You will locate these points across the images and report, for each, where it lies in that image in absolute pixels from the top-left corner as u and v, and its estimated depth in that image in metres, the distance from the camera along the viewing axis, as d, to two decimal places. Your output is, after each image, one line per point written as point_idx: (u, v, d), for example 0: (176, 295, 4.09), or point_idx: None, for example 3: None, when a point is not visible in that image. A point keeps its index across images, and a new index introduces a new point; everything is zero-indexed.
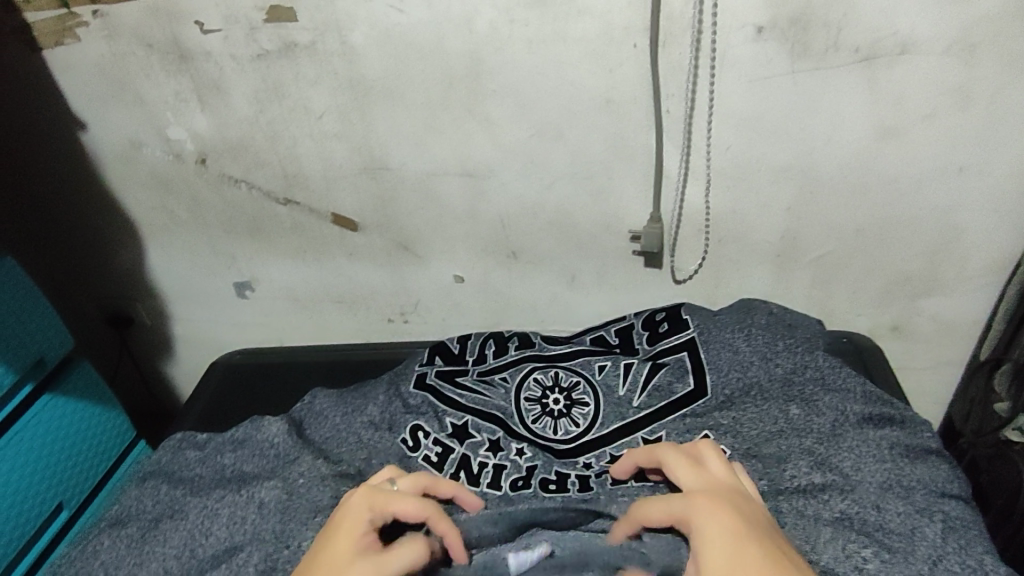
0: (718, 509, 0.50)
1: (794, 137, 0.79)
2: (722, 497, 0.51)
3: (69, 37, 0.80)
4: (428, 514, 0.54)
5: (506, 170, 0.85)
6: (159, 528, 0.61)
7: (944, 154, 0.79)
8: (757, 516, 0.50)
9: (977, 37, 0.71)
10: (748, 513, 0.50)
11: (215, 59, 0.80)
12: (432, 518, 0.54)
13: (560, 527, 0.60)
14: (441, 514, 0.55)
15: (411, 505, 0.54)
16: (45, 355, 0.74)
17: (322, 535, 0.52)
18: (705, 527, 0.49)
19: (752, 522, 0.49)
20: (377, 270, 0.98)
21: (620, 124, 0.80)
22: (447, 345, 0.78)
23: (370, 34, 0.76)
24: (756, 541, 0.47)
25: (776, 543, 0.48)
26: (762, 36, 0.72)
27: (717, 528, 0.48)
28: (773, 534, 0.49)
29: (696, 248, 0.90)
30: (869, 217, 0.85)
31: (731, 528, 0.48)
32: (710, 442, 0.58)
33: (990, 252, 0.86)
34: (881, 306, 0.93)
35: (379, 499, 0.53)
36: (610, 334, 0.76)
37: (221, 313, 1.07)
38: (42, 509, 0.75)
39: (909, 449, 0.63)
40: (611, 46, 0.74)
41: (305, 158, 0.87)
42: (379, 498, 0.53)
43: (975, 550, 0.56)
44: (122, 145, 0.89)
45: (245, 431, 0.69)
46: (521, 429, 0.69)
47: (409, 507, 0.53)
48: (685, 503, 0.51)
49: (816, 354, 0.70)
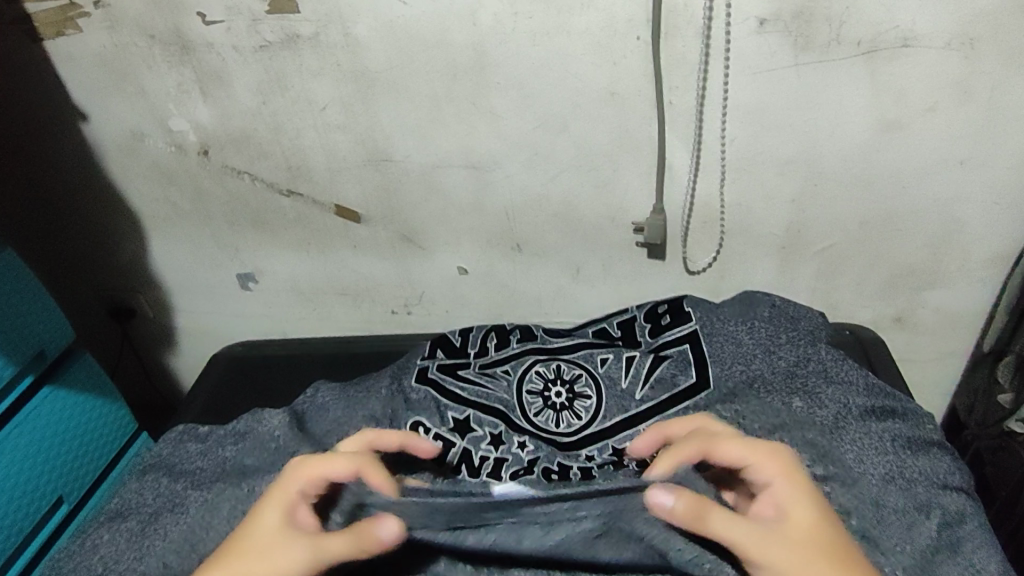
0: (799, 471, 0.53)
1: (799, 129, 0.79)
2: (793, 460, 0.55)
3: (71, 28, 0.80)
4: (356, 468, 0.54)
5: (510, 162, 0.85)
6: (159, 523, 0.62)
7: (948, 147, 0.79)
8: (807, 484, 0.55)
9: (978, 31, 0.71)
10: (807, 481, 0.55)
11: (218, 50, 0.80)
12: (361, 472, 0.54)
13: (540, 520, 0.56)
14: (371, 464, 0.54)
15: (339, 466, 0.53)
16: (45, 346, 0.74)
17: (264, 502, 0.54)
18: (797, 483, 0.52)
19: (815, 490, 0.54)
20: (382, 261, 0.98)
21: (624, 116, 0.79)
22: (448, 338, 0.77)
23: (373, 26, 0.76)
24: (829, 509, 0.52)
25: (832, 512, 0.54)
26: (764, 29, 0.72)
27: (805, 488, 0.52)
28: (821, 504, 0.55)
29: (711, 242, 0.90)
30: (874, 209, 0.85)
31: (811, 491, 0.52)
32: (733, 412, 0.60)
33: (994, 245, 0.86)
34: (885, 298, 0.93)
35: (307, 470, 0.53)
36: (613, 326, 0.76)
37: (225, 305, 1.07)
38: (41, 504, 0.76)
39: (913, 440, 0.64)
40: (614, 39, 0.74)
41: (309, 150, 0.87)
42: (305, 467, 0.54)
43: (967, 547, 0.57)
44: (124, 136, 0.89)
45: (246, 424, 0.70)
46: (524, 422, 0.69)
47: (336, 469, 0.53)
48: (771, 454, 0.53)
49: (819, 347, 0.70)
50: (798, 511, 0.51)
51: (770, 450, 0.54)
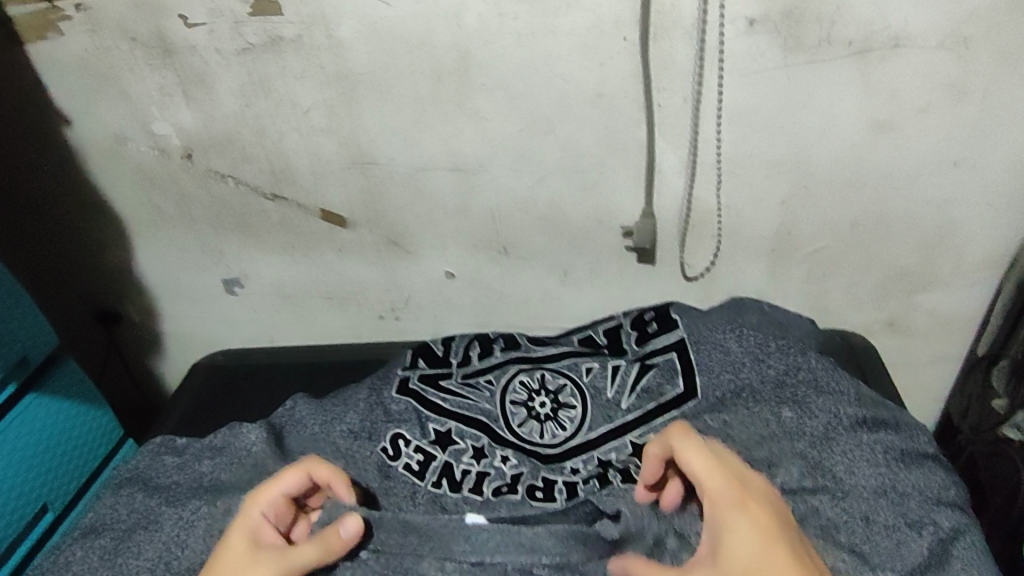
0: (752, 504, 0.52)
1: (789, 131, 0.77)
2: (755, 489, 0.53)
3: (51, 30, 0.79)
4: (307, 470, 0.57)
5: (497, 164, 0.84)
6: (132, 540, 0.61)
7: (940, 149, 0.78)
8: (783, 512, 0.53)
9: (970, 31, 0.69)
10: (779, 511, 0.52)
11: (200, 52, 0.78)
12: (312, 474, 0.57)
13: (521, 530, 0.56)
14: (319, 465, 0.58)
15: (290, 476, 0.57)
16: (28, 354, 0.73)
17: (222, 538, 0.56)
18: (738, 515, 0.51)
19: (782, 520, 0.52)
20: (368, 266, 0.97)
21: (612, 118, 0.78)
22: (430, 347, 0.76)
23: (357, 27, 0.75)
24: (786, 543, 0.50)
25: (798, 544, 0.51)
26: (753, 29, 0.71)
27: (750, 520, 0.51)
28: (797, 534, 0.52)
29: (707, 247, 0.89)
30: (866, 211, 0.83)
31: (763, 524, 0.51)
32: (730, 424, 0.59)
33: (986, 247, 0.85)
34: (877, 301, 0.92)
35: (262, 492, 0.56)
36: (599, 334, 0.75)
37: (210, 310, 1.06)
38: (23, 513, 0.74)
39: (905, 453, 0.63)
40: (602, 39, 0.73)
41: (293, 154, 0.86)
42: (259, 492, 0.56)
43: (951, 568, 0.56)
44: (106, 140, 0.88)
45: (224, 437, 0.68)
46: (507, 434, 0.68)
47: (290, 479, 0.57)
48: (722, 482, 0.53)
49: (809, 356, 0.68)
50: (734, 543, 0.50)
51: (723, 477, 0.53)
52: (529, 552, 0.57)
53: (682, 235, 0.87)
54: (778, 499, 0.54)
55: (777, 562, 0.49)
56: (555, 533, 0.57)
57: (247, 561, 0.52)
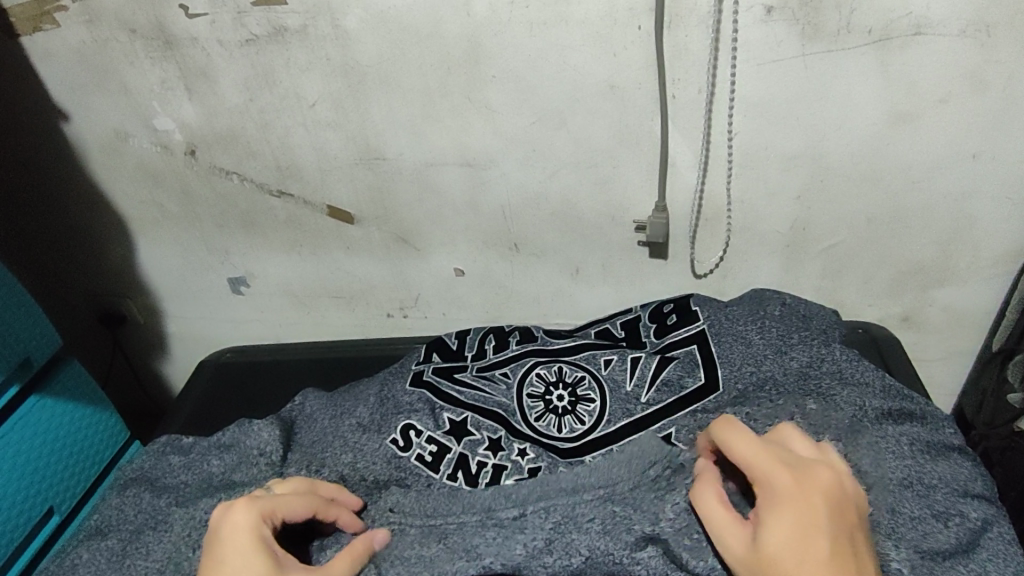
0: (803, 496, 0.47)
1: (805, 123, 0.76)
2: (808, 478, 0.48)
3: (49, 23, 0.77)
4: (314, 507, 0.55)
5: (506, 158, 0.82)
6: (141, 541, 0.59)
7: (958, 141, 0.76)
8: (841, 507, 0.48)
9: (993, 18, 0.68)
10: (836, 507, 0.47)
11: (203, 44, 0.77)
12: (320, 512, 0.55)
13: (560, 490, 0.57)
14: (325, 504, 0.56)
15: (301, 506, 0.54)
16: (30, 354, 0.71)
17: (229, 545, 0.50)
18: (780, 504, 0.47)
19: (835, 518, 0.47)
20: (376, 263, 0.95)
21: (624, 110, 0.77)
22: (445, 342, 0.76)
23: (364, 17, 0.73)
24: (830, 543, 0.45)
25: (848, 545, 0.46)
26: (771, 17, 0.69)
27: (792, 512, 0.46)
28: (850, 533, 0.47)
29: (718, 242, 0.87)
30: (882, 205, 0.82)
31: (809, 521, 0.46)
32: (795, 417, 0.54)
33: (1004, 242, 0.84)
34: (892, 296, 0.91)
35: (265, 505, 0.52)
36: (616, 328, 0.75)
37: (216, 310, 1.04)
38: (31, 514, 0.73)
39: (931, 446, 0.61)
40: (615, 28, 0.71)
41: (299, 149, 0.84)
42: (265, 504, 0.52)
43: (976, 556, 0.54)
44: (108, 136, 0.86)
45: (232, 435, 0.65)
46: (523, 427, 0.66)
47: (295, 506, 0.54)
48: (773, 469, 0.48)
49: (833, 348, 0.67)
50: (773, 536, 0.46)
51: (773, 464, 0.49)
52: (571, 493, 0.56)
53: (695, 229, 0.86)
54: (840, 492, 0.48)
55: (812, 557, 0.45)
56: (596, 469, 0.57)
57: (277, 574, 0.49)
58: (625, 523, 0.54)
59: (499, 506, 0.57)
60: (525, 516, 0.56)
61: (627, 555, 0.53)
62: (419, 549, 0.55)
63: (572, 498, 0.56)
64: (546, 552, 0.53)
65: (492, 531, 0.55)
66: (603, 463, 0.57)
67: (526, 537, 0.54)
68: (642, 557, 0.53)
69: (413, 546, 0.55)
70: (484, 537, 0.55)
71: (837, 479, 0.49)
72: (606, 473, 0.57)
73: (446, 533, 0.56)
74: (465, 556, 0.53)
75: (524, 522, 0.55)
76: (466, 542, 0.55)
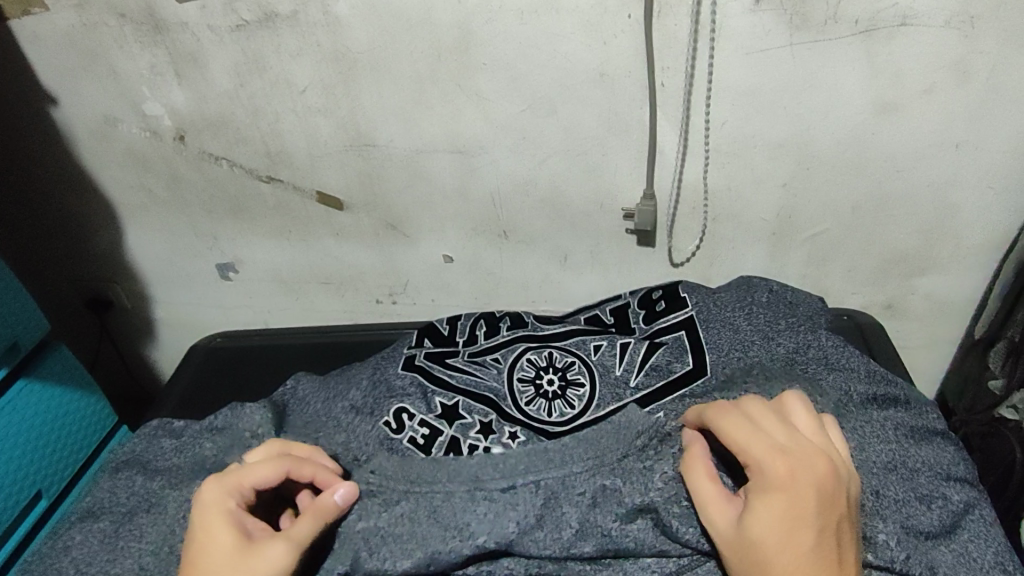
0: (797, 488, 0.47)
1: (792, 113, 0.77)
2: (806, 470, 0.48)
3: (37, 6, 0.76)
4: (286, 469, 0.55)
5: (496, 146, 0.83)
6: (134, 523, 0.60)
7: (941, 132, 0.77)
8: (832, 497, 0.48)
9: (978, 10, 0.69)
10: (828, 498, 0.48)
11: (192, 29, 0.76)
12: (292, 473, 0.55)
13: (552, 461, 0.58)
14: (296, 463, 0.55)
15: (268, 473, 0.54)
16: (18, 338, 0.71)
17: (200, 527, 0.52)
18: (767, 495, 0.47)
19: (824, 508, 0.47)
20: (366, 250, 0.96)
21: (613, 98, 0.77)
22: (436, 327, 0.77)
23: (354, 4, 0.73)
24: (815, 535, 0.46)
25: (834, 535, 0.47)
26: (758, 7, 0.70)
27: (782, 503, 0.47)
28: (838, 522, 0.47)
29: (694, 231, 0.89)
30: (867, 194, 0.83)
31: (801, 512, 0.47)
32: (798, 395, 0.53)
33: (986, 231, 0.85)
34: (875, 284, 0.92)
35: (230, 482, 0.53)
36: (606, 314, 0.76)
37: (205, 295, 1.04)
38: (19, 497, 0.73)
39: (915, 430, 0.63)
40: (605, 16, 0.71)
41: (289, 135, 0.84)
42: (231, 481, 0.53)
43: (958, 538, 0.57)
44: (97, 120, 0.85)
45: (224, 419, 0.66)
46: (514, 411, 0.67)
47: (264, 473, 0.54)
48: (765, 456, 0.49)
49: (819, 334, 0.69)
50: (762, 524, 0.47)
51: (772, 452, 0.49)
52: (561, 466, 0.57)
53: (683, 217, 0.87)
54: (833, 480, 0.48)
55: (797, 548, 0.46)
56: (585, 440, 0.58)
57: (244, 548, 0.51)
58: (616, 498, 0.55)
59: (486, 477, 0.57)
60: (514, 489, 0.56)
61: (616, 528, 0.55)
62: (409, 525, 0.55)
63: (562, 471, 0.57)
64: (536, 527, 0.55)
65: (482, 506, 0.56)
66: (594, 434, 0.59)
67: (518, 514, 0.55)
68: (632, 530, 0.55)
69: (401, 521, 0.55)
70: (476, 513, 0.55)
71: (832, 466, 0.49)
72: (596, 444, 0.58)
73: (435, 505, 0.56)
74: (458, 535, 0.54)
75: (515, 495, 0.56)
76: (457, 519, 0.55)
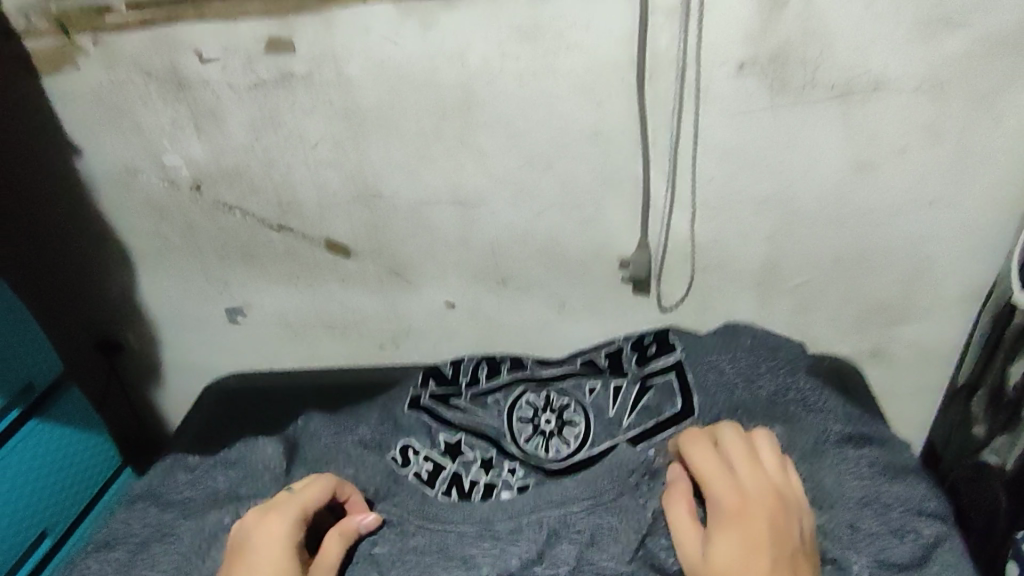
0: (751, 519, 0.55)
1: (775, 169, 0.82)
2: (761, 503, 0.55)
3: (69, 65, 0.82)
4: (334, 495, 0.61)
5: (496, 198, 0.87)
6: (148, 552, 0.62)
7: (915, 188, 0.83)
8: (785, 529, 0.55)
9: (945, 76, 0.75)
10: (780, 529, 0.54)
11: (213, 87, 0.82)
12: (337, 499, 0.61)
13: (554, 501, 0.61)
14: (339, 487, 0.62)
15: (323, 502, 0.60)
16: (33, 378, 0.74)
17: (263, 551, 0.56)
18: (728, 522, 0.55)
19: (777, 538, 0.54)
20: (370, 296, 0.99)
21: (607, 154, 0.82)
22: (440, 369, 0.79)
23: (366, 66, 0.78)
24: (769, 560, 0.52)
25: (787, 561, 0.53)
26: (741, 72, 0.75)
27: (738, 530, 0.54)
28: (791, 552, 0.54)
29: (681, 279, 0.93)
30: (847, 247, 0.88)
31: (754, 538, 0.54)
32: (766, 434, 0.61)
33: (961, 282, 0.90)
34: (858, 333, 0.96)
35: (292, 509, 0.58)
36: (601, 356, 0.78)
37: (212, 339, 1.07)
38: (26, 535, 0.75)
39: (888, 467, 0.66)
40: (599, 80, 0.77)
41: (300, 186, 0.89)
42: (294, 510, 0.58)
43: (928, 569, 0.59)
44: (118, 171, 0.90)
45: (237, 452, 0.68)
46: (513, 448, 0.71)
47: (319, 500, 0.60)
48: (727, 490, 0.56)
49: (799, 377, 0.72)
50: (721, 546, 0.54)
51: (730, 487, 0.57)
52: (561, 504, 0.61)
53: (673, 266, 0.91)
54: (785, 517, 0.55)
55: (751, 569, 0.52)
56: (583, 480, 0.62)
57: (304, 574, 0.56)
58: (613, 537, 0.58)
59: (496, 519, 0.61)
60: (519, 529, 0.60)
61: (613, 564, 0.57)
62: (418, 555, 0.59)
63: (562, 509, 0.60)
64: (536, 563, 0.58)
65: (487, 542, 0.59)
66: (593, 473, 0.62)
67: (520, 548, 0.58)
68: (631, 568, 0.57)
69: (413, 551, 0.60)
70: (481, 547, 0.59)
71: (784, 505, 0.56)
72: (594, 484, 0.61)
73: (445, 544, 0.60)
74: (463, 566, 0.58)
75: (519, 534, 0.60)
76: (464, 551, 0.59)
